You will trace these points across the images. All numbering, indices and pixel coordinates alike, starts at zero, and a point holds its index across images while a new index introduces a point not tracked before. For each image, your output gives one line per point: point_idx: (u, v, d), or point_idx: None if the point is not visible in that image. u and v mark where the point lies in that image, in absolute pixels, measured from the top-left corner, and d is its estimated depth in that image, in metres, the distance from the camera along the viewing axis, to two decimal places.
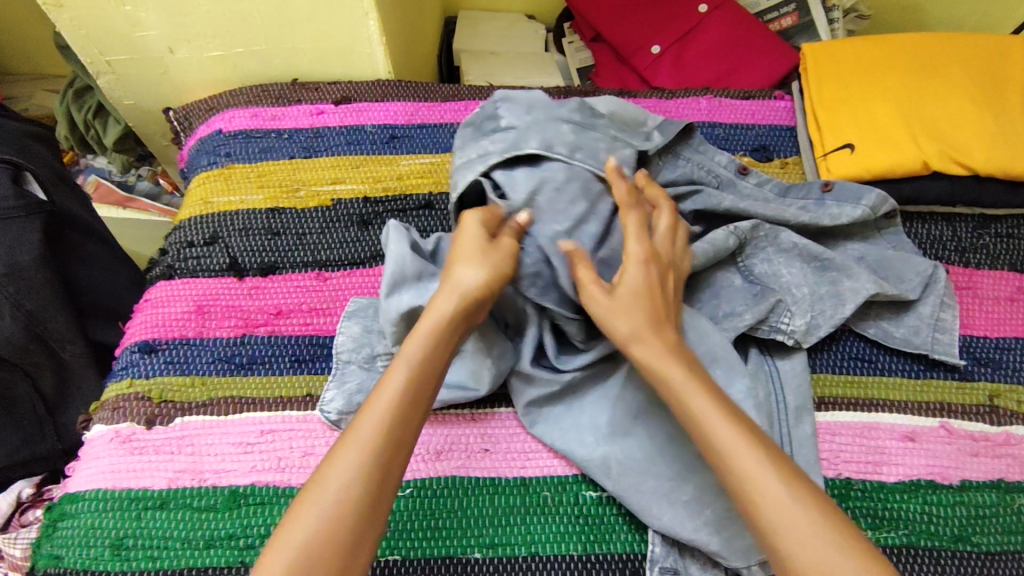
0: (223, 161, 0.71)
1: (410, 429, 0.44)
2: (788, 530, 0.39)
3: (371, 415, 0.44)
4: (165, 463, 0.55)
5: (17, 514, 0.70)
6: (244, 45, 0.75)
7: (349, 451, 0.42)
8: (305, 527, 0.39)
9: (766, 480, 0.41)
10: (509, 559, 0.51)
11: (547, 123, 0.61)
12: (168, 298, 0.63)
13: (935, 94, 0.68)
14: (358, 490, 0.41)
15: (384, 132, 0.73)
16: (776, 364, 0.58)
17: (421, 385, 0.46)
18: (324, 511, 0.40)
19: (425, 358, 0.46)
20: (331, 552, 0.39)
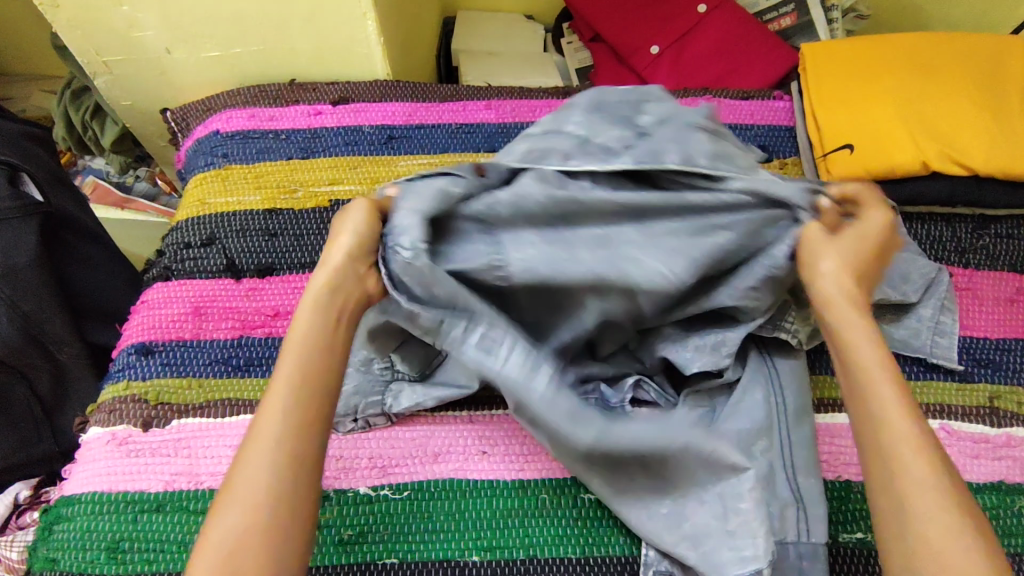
0: (220, 162, 0.71)
1: (316, 405, 0.42)
2: (910, 473, 0.38)
3: (272, 405, 0.42)
4: (162, 465, 0.54)
5: (14, 516, 0.69)
6: (241, 46, 0.75)
7: (253, 446, 0.40)
8: (223, 528, 0.38)
9: (900, 427, 0.39)
10: (507, 562, 0.50)
11: (685, 129, 0.52)
12: (164, 299, 0.62)
13: (935, 94, 0.68)
14: (278, 483, 0.39)
15: (381, 133, 0.73)
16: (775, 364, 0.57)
17: (322, 363, 0.44)
18: (243, 505, 0.38)
19: (328, 342, 0.45)
20: (253, 544, 0.37)
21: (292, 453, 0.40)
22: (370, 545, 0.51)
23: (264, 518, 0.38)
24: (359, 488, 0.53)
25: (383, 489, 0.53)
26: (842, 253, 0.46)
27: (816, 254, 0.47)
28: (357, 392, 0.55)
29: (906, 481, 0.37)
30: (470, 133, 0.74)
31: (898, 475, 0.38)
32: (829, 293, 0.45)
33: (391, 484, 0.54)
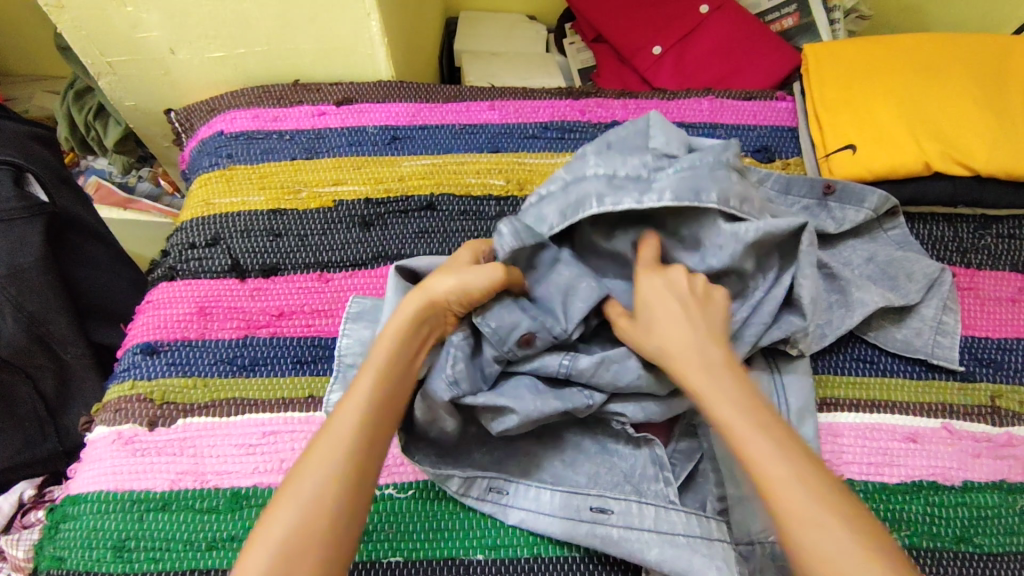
0: (225, 163, 0.71)
1: (378, 435, 0.43)
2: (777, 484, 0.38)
3: (345, 412, 0.43)
4: (168, 464, 0.55)
5: (19, 515, 0.70)
6: (245, 47, 0.75)
7: (324, 445, 0.41)
8: (286, 514, 0.38)
9: (762, 449, 0.40)
10: (511, 561, 0.51)
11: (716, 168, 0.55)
12: (169, 299, 0.63)
13: (936, 95, 0.68)
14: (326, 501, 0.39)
15: (385, 133, 0.73)
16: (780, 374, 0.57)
17: (396, 380, 0.46)
18: (310, 496, 0.39)
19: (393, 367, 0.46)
20: (314, 533, 0.38)
21: (361, 461, 0.41)
22: (376, 544, 0.51)
23: (326, 516, 0.38)
24: None
25: (387, 488, 0.53)
26: (665, 305, 0.49)
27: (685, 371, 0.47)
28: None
29: (796, 500, 0.37)
30: (474, 133, 0.74)
31: (767, 483, 0.39)
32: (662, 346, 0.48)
33: (396, 483, 0.54)
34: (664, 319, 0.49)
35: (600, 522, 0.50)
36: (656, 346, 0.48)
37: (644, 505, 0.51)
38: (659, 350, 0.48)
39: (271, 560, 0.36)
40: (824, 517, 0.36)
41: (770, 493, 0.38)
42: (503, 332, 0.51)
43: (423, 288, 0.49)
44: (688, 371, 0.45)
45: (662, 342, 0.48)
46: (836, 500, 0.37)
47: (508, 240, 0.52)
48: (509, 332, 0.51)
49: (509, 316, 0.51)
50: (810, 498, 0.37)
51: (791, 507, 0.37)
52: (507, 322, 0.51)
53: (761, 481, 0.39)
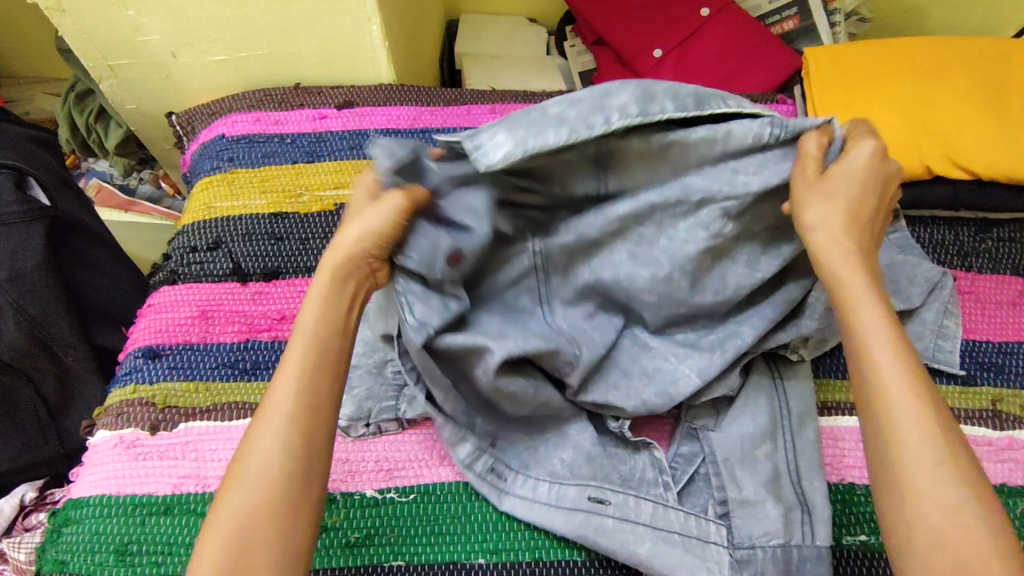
0: (226, 166, 0.71)
1: (322, 384, 0.44)
2: (906, 437, 0.38)
3: (279, 389, 0.43)
4: (170, 468, 0.55)
5: (20, 518, 0.70)
6: (247, 50, 0.75)
7: (262, 431, 0.42)
8: (235, 504, 0.40)
9: (910, 411, 0.38)
10: (514, 565, 0.51)
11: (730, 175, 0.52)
12: (171, 303, 0.63)
13: (937, 98, 0.68)
14: (274, 466, 0.41)
15: (386, 137, 0.73)
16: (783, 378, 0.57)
17: (330, 330, 0.45)
18: (248, 487, 0.40)
19: (326, 317, 0.45)
20: (268, 517, 0.40)
21: (302, 436, 0.42)
22: (378, 548, 0.51)
23: (273, 502, 0.40)
24: (366, 490, 0.53)
25: (389, 491, 0.54)
26: (839, 196, 0.45)
27: (804, 203, 0.46)
28: (370, 396, 0.56)
29: (916, 469, 0.37)
30: None
31: (897, 446, 0.38)
32: (819, 240, 0.45)
33: (398, 486, 0.54)
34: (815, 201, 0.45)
35: (597, 513, 0.50)
36: (813, 230, 0.45)
37: (641, 500, 0.51)
38: (822, 220, 0.45)
39: (222, 555, 0.39)
40: (961, 496, 0.36)
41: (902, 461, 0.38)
42: (428, 259, 0.47)
43: (335, 248, 0.47)
44: (849, 299, 0.43)
45: (832, 226, 0.45)
46: (972, 476, 0.37)
47: (384, 165, 0.47)
48: (433, 255, 0.46)
49: (426, 236, 0.47)
50: (947, 476, 0.37)
51: (916, 480, 0.37)
52: (428, 246, 0.46)
53: (889, 423, 0.39)
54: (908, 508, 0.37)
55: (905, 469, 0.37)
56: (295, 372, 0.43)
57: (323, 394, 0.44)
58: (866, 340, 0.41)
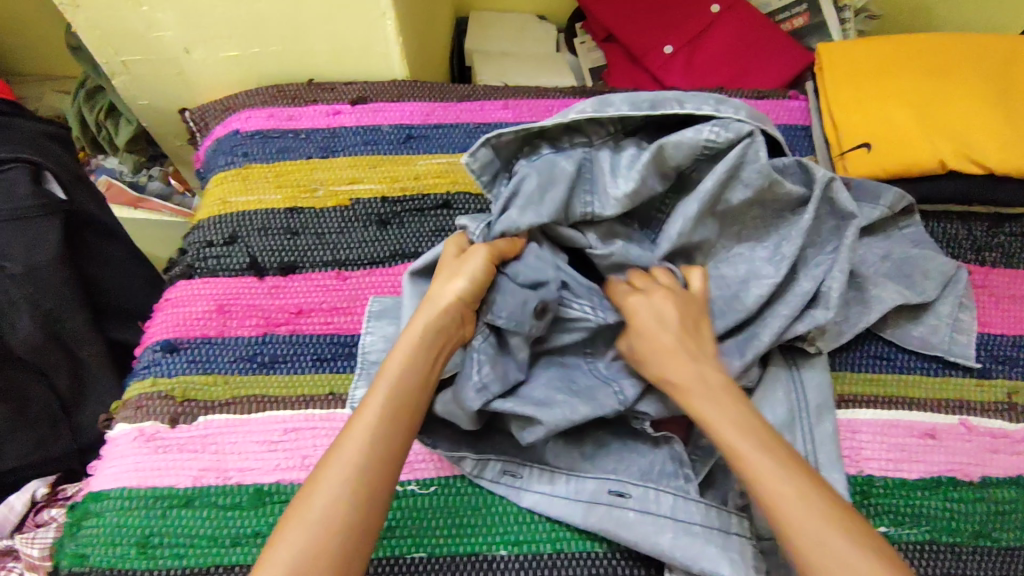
0: (241, 162, 0.71)
1: (395, 443, 0.44)
2: (799, 523, 0.40)
3: (355, 433, 0.44)
4: (190, 461, 0.55)
5: (31, 514, 0.70)
6: (260, 46, 0.75)
7: (331, 470, 0.42)
8: (296, 538, 0.39)
9: (783, 485, 0.41)
10: (535, 556, 0.51)
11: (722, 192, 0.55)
12: (189, 297, 0.63)
13: (950, 91, 0.68)
14: (335, 517, 0.40)
15: (400, 132, 0.73)
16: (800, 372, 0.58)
17: (411, 390, 0.47)
18: (309, 526, 0.40)
19: (408, 376, 0.47)
20: (324, 558, 0.39)
21: (368, 485, 0.42)
22: (399, 540, 0.51)
23: (331, 545, 0.39)
24: None
25: (409, 484, 0.54)
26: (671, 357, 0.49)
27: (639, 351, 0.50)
28: None
29: (805, 532, 0.39)
30: (488, 132, 0.74)
31: (793, 534, 0.40)
32: (655, 366, 0.49)
33: (418, 479, 0.54)
34: (655, 360, 0.50)
35: (617, 507, 0.51)
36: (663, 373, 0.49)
37: (660, 493, 0.51)
38: (678, 382, 0.48)
39: None
40: (842, 546, 0.39)
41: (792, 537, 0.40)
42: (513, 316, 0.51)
43: (433, 299, 0.50)
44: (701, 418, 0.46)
45: (677, 379, 0.48)
46: (851, 530, 0.39)
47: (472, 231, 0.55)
48: (523, 310, 0.51)
49: (516, 295, 0.51)
50: (823, 530, 0.39)
51: (804, 545, 0.39)
52: (515, 303, 0.51)
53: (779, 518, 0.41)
54: None
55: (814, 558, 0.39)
56: (371, 424, 0.44)
57: (393, 454, 0.44)
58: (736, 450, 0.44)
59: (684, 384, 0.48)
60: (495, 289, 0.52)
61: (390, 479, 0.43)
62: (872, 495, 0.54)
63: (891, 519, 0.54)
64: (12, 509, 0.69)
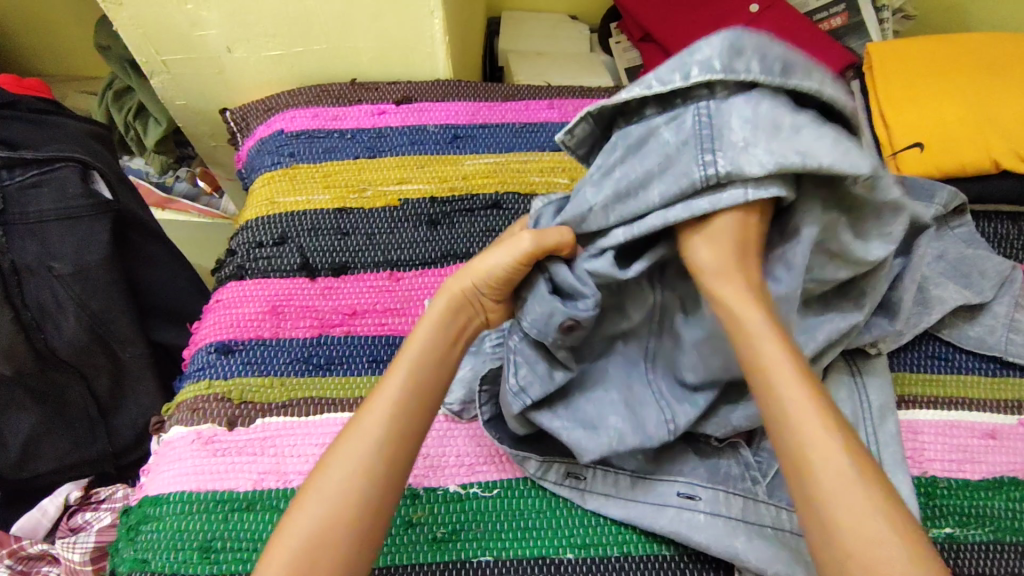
0: (288, 162, 0.71)
1: (414, 413, 0.44)
2: (824, 471, 0.34)
3: (374, 406, 0.43)
4: (249, 464, 0.54)
5: (65, 517, 0.73)
6: (303, 45, 0.75)
7: (349, 442, 0.42)
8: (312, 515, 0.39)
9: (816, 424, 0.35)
10: (604, 560, 0.50)
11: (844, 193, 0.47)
12: (241, 298, 0.62)
13: (1003, 89, 0.67)
14: (352, 489, 0.40)
15: (446, 132, 0.73)
16: (861, 376, 0.58)
17: (434, 362, 0.46)
18: (322, 504, 0.40)
19: (432, 348, 0.46)
20: (332, 540, 0.39)
21: (386, 461, 0.42)
22: (465, 543, 0.51)
23: (345, 530, 0.39)
24: (449, 485, 0.54)
25: (472, 486, 0.54)
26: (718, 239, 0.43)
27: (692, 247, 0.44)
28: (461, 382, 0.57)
29: (811, 437, 0.35)
30: (534, 132, 0.74)
31: (815, 481, 0.34)
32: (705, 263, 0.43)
33: (481, 482, 0.54)
34: (704, 248, 0.43)
35: (687, 509, 0.50)
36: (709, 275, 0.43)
37: (730, 495, 0.50)
38: (713, 270, 0.43)
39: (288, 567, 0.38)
40: (847, 461, 0.34)
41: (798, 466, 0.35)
42: (539, 324, 0.48)
43: (467, 272, 0.48)
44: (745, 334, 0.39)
45: (713, 265, 0.43)
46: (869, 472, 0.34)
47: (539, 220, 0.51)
48: (547, 322, 0.47)
49: (543, 300, 0.47)
50: (841, 465, 0.34)
51: (808, 450, 0.35)
52: (540, 311, 0.48)
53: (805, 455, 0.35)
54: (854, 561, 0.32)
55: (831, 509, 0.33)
56: (392, 396, 0.44)
57: (414, 422, 0.44)
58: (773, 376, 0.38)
59: (715, 267, 0.43)
60: (528, 287, 0.49)
61: (408, 455, 0.43)
62: (936, 496, 0.54)
63: (957, 521, 0.53)
64: (46, 513, 0.72)
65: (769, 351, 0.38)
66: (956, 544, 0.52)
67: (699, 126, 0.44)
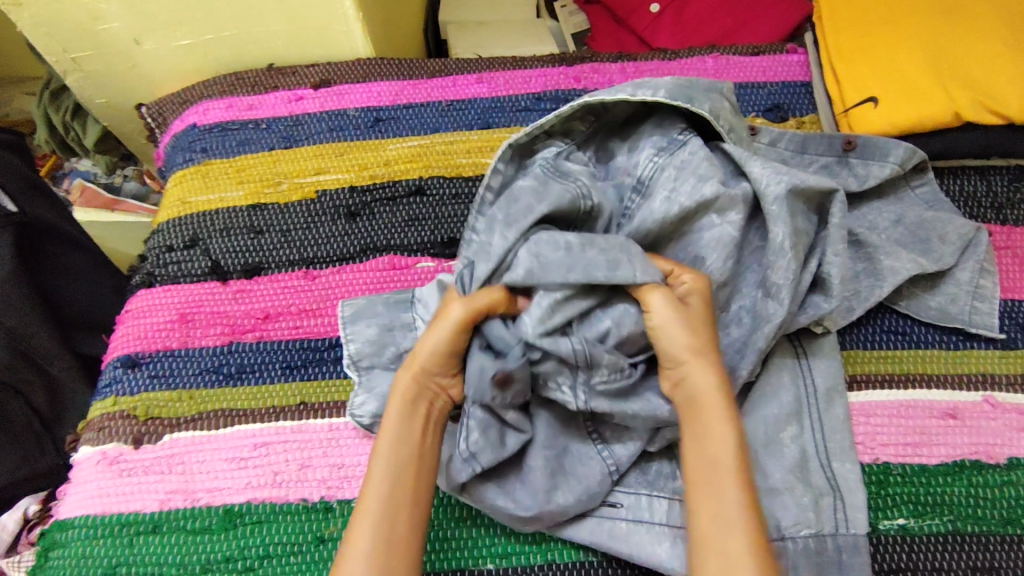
0: (200, 158, 0.67)
1: (406, 518, 0.42)
2: (724, 540, 0.39)
3: (361, 521, 0.42)
4: (156, 483, 0.52)
5: (25, 530, 0.66)
6: (214, 32, 0.70)
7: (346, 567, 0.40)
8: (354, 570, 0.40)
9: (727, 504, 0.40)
10: (526, 569, 0.47)
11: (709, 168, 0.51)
12: (149, 307, 0.59)
13: (975, 30, 0.61)
14: None
15: (367, 116, 0.68)
16: (807, 359, 0.53)
17: (412, 459, 0.44)
18: (359, 559, 0.40)
19: (405, 444, 0.45)
20: None
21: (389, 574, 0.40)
22: None
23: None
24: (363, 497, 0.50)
25: None
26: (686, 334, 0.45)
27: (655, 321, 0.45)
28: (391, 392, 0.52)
29: (724, 512, 0.40)
30: (462, 110, 0.69)
31: (713, 540, 0.39)
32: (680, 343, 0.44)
33: None
34: (678, 331, 0.45)
35: (610, 517, 0.47)
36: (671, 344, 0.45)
37: (655, 498, 0.48)
38: (689, 360, 0.44)
39: None
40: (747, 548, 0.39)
41: (701, 542, 0.40)
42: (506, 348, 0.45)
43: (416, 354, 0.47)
44: (706, 407, 0.43)
45: (696, 346, 0.44)
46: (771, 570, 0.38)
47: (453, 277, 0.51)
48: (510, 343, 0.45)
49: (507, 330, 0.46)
50: (741, 563, 0.38)
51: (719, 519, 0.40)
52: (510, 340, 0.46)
53: (707, 518, 0.40)
54: None
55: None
56: (377, 506, 0.42)
57: (410, 525, 0.42)
58: (718, 457, 0.42)
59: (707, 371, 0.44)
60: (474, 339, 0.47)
61: (417, 522, 0.43)
62: (889, 484, 0.50)
63: (910, 511, 0.49)
64: (3, 529, 0.65)
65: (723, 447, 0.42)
66: (909, 537, 0.49)
67: (551, 172, 0.53)
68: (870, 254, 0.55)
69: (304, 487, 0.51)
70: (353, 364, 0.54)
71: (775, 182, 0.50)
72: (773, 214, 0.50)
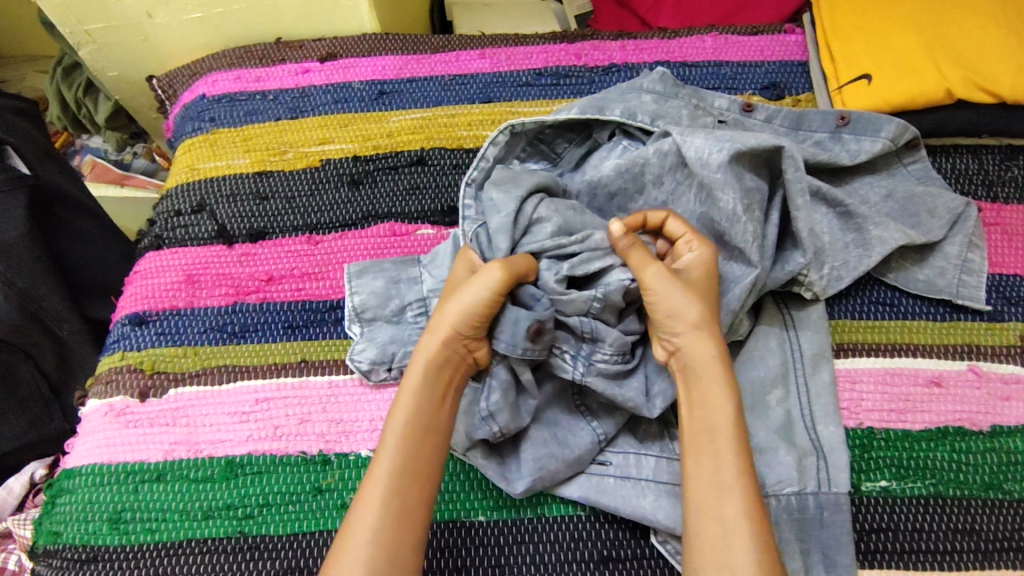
0: (208, 127, 0.68)
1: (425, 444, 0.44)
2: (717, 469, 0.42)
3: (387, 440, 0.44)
4: (160, 435, 0.53)
5: (31, 495, 0.69)
6: (224, 5, 0.72)
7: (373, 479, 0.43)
8: (368, 519, 0.41)
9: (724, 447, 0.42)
10: (516, 521, 0.49)
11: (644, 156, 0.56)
12: (157, 268, 0.61)
13: (964, 11, 0.62)
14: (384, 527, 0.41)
15: (371, 89, 0.69)
16: (797, 333, 0.54)
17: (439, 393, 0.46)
18: (375, 503, 0.42)
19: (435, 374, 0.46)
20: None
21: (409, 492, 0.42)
22: None
23: (392, 539, 0.41)
24: (360, 450, 0.52)
25: None
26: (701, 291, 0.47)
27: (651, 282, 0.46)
28: (394, 340, 0.54)
29: (716, 450, 0.42)
30: (465, 84, 0.70)
31: (708, 473, 0.42)
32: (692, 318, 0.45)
33: None
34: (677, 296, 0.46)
35: (598, 474, 0.49)
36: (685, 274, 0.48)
37: (643, 456, 0.49)
38: (693, 322, 0.45)
39: None
40: (730, 477, 0.41)
41: (700, 501, 0.41)
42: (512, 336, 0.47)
43: (434, 327, 0.47)
44: (697, 364, 0.45)
45: (694, 317, 0.45)
46: (761, 532, 0.40)
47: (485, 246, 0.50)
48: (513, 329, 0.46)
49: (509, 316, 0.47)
50: (729, 489, 0.41)
51: (710, 454, 0.42)
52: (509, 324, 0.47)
53: (706, 443, 0.43)
54: (709, 522, 0.40)
55: (707, 497, 0.41)
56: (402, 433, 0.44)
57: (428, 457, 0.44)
58: (700, 402, 0.44)
59: (704, 353, 0.45)
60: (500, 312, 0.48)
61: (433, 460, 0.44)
62: (873, 448, 0.51)
63: (893, 474, 0.50)
64: (11, 492, 0.68)
65: (712, 392, 0.44)
66: (891, 498, 0.50)
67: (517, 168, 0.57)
68: (860, 225, 0.56)
69: (303, 440, 0.53)
70: (356, 314, 0.56)
71: (717, 150, 0.51)
72: (719, 182, 0.50)
